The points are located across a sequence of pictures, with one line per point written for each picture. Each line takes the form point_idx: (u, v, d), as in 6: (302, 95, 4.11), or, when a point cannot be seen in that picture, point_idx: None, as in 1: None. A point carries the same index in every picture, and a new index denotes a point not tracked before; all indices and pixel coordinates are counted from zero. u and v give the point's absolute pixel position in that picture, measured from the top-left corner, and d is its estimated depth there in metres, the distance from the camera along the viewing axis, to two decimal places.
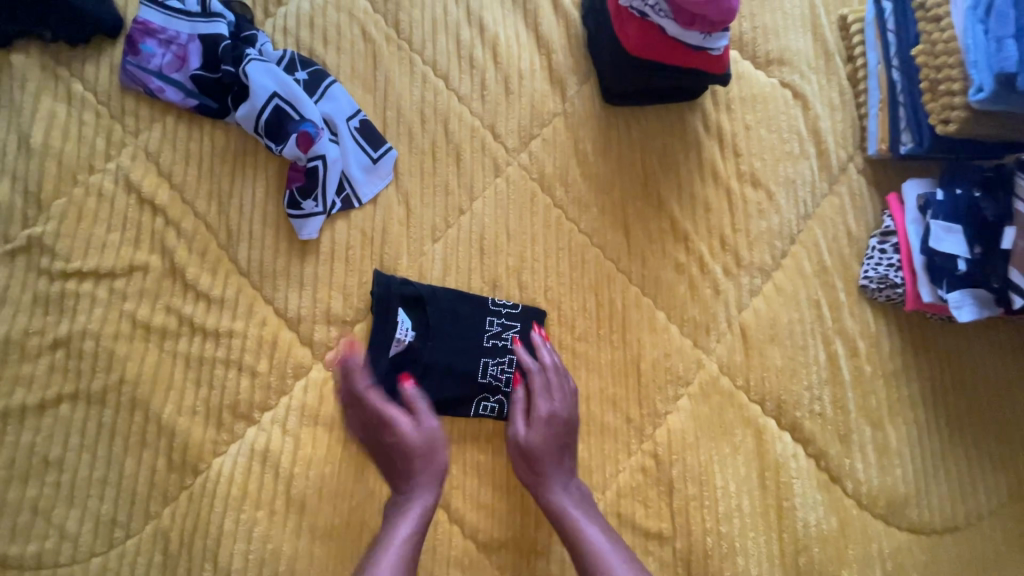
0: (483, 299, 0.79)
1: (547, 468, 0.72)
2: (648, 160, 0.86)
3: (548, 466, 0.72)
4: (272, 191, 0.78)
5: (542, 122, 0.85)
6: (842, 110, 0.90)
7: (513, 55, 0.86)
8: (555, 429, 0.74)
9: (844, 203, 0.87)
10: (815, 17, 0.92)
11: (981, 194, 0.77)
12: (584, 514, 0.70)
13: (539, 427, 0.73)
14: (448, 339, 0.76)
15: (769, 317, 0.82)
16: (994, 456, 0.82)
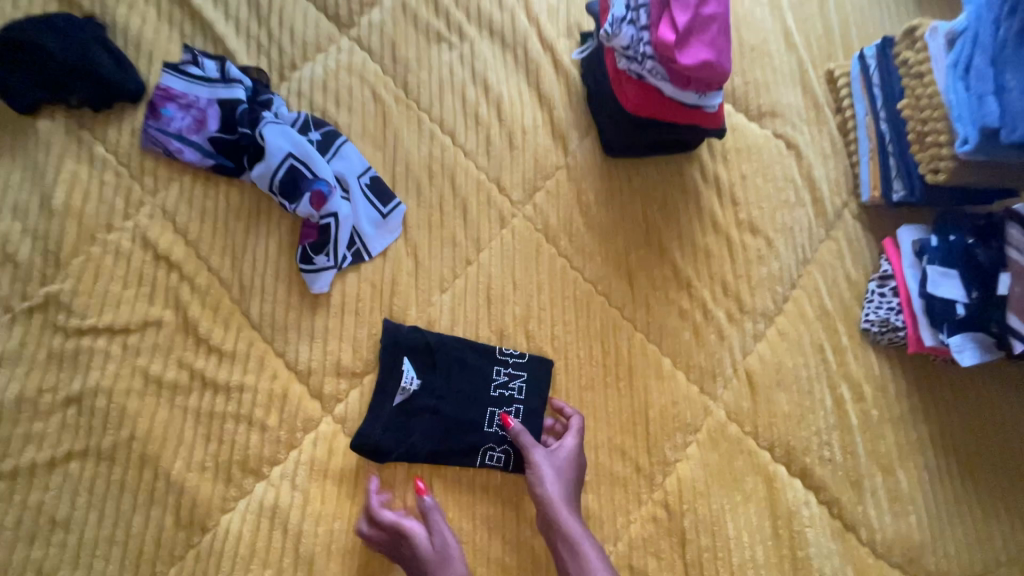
0: (492, 349, 0.80)
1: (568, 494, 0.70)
2: (649, 209, 0.89)
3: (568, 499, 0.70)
4: (284, 246, 0.81)
5: (545, 175, 0.88)
6: (834, 158, 0.93)
7: (516, 113, 0.90)
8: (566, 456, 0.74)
9: (841, 248, 0.89)
10: (804, 71, 0.96)
11: (974, 241, 0.77)
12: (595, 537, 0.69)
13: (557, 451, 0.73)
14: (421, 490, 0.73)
15: (774, 362, 0.83)
16: (1010, 501, 0.81)
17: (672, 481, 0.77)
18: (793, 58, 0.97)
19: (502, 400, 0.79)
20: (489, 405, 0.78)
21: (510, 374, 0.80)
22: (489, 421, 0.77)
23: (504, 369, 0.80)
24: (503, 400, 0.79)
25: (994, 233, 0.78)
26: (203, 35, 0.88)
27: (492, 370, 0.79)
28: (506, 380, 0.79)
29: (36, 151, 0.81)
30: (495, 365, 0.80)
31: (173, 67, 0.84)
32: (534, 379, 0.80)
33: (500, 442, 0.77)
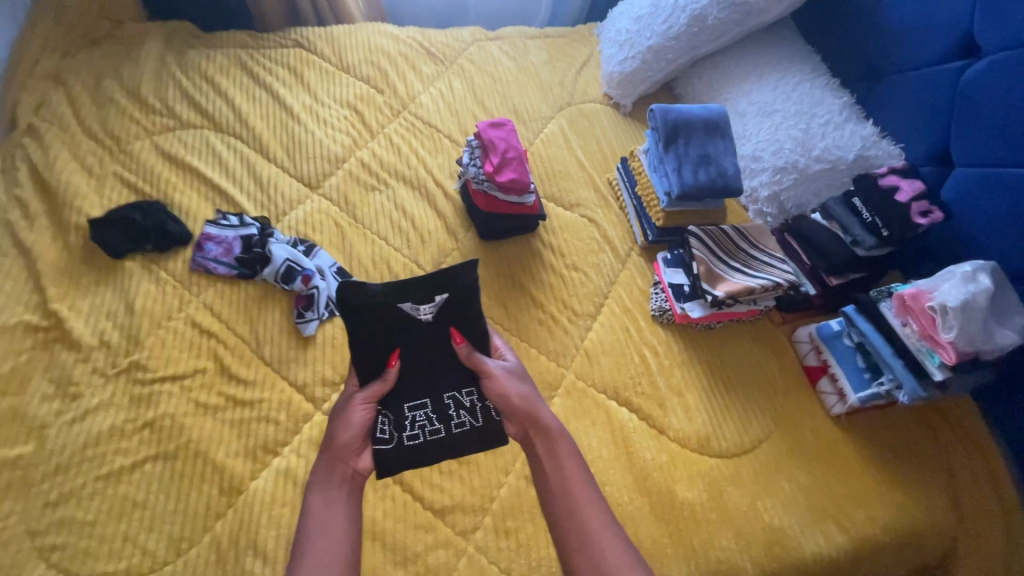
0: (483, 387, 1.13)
1: (534, 409, 1.06)
2: (512, 265, 1.45)
3: (538, 412, 1.05)
4: (284, 313, 1.29)
5: (445, 254, 1.45)
6: (619, 222, 1.55)
7: (424, 222, 1.50)
8: (511, 374, 1.12)
9: (631, 271, 1.47)
10: (593, 179, 1.64)
11: (683, 252, 1.39)
12: (561, 443, 1.02)
13: (502, 374, 1.11)
14: (393, 361, 1.11)
15: (599, 340, 1.34)
16: (760, 402, 1.29)
17: None
18: (586, 173, 1.65)
19: (445, 410, 1.11)
20: (434, 406, 1.11)
21: (468, 409, 1.11)
22: (416, 412, 1.10)
23: (479, 405, 1.12)
24: (443, 411, 1.11)
25: (686, 244, 1.36)
26: (229, 204, 1.45)
27: (467, 393, 1.13)
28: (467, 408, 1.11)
29: (120, 278, 1.28)
30: (479, 396, 1.13)
31: (212, 222, 1.38)
32: (477, 428, 1.10)
33: (398, 427, 1.08)
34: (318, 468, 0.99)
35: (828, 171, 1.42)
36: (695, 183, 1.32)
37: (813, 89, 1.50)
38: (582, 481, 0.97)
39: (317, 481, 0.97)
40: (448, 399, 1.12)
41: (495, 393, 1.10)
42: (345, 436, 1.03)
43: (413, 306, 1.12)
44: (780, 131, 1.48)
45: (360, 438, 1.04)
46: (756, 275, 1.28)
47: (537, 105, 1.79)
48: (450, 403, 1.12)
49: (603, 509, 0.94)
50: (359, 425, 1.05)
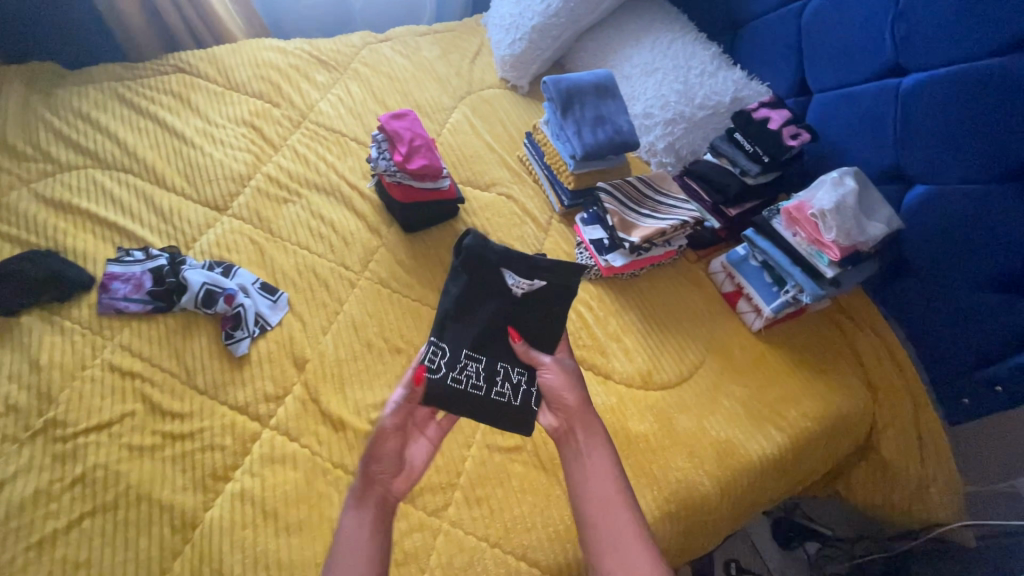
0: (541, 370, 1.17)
1: (579, 408, 1.09)
2: (440, 252, 1.48)
3: (584, 413, 1.09)
4: (212, 338, 1.24)
5: (372, 252, 1.45)
6: (536, 195, 1.62)
7: (344, 225, 1.49)
8: (567, 373, 1.15)
9: (556, 237, 1.54)
10: (505, 160, 1.70)
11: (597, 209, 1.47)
12: (596, 442, 1.04)
13: (554, 369, 1.14)
14: (417, 377, 1.08)
15: None
16: (690, 332, 1.39)
17: None
18: (496, 155, 1.71)
19: (495, 377, 1.14)
20: (489, 365, 1.15)
21: (510, 381, 1.14)
22: (470, 367, 1.13)
23: (525, 387, 1.14)
24: (492, 372, 1.14)
25: (597, 200, 1.44)
26: (131, 241, 1.38)
27: (518, 370, 1.15)
28: (513, 381, 1.14)
29: (18, 336, 1.18)
30: (528, 379, 1.15)
31: (115, 261, 1.30)
32: (513, 406, 1.11)
33: (449, 372, 1.11)
34: (354, 490, 1.00)
35: (711, 116, 1.56)
36: (596, 143, 1.40)
37: (685, 44, 1.64)
38: (613, 488, 0.99)
39: (350, 503, 0.98)
40: (500, 369, 1.15)
41: (551, 392, 1.13)
42: (376, 462, 1.02)
43: (517, 280, 1.20)
44: (663, 86, 1.60)
45: (394, 458, 1.04)
46: (665, 217, 1.37)
47: (437, 97, 1.83)
48: (501, 373, 1.15)
49: (631, 521, 0.95)
50: (390, 450, 1.04)
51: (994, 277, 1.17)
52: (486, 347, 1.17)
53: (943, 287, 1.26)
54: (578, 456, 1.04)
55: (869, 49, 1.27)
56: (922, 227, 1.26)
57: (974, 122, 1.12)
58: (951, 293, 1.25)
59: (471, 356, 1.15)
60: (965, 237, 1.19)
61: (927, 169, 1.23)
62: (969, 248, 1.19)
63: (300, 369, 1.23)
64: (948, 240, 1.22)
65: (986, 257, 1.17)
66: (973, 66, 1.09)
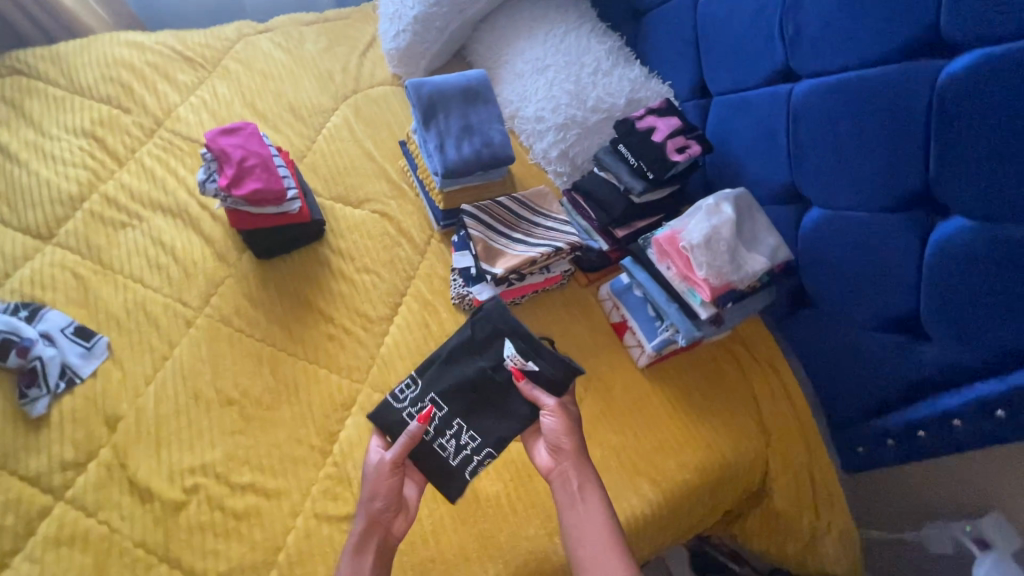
0: (494, 441, 1.03)
1: (574, 451, 0.98)
2: (296, 282, 1.32)
3: (574, 456, 0.97)
4: (9, 395, 1.09)
5: (216, 283, 1.29)
6: (415, 212, 1.45)
7: (188, 252, 1.32)
8: (568, 412, 1.02)
9: (432, 261, 1.38)
10: (385, 170, 1.52)
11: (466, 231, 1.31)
12: (587, 488, 0.94)
13: (556, 410, 1.01)
14: (422, 419, 0.99)
15: (398, 344, 1.25)
16: None
17: (334, 445, 1.12)
18: (375, 164, 1.53)
19: (446, 434, 1.03)
20: (449, 421, 1.04)
21: (451, 441, 1.03)
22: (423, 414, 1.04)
23: (468, 452, 1.03)
24: (444, 426, 1.04)
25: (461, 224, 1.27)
26: None
27: (466, 432, 1.04)
28: (457, 439, 1.04)
29: None
30: (477, 447, 1.03)
31: None
32: (448, 465, 1.02)
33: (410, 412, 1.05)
34: (359, 530, 0.93)
35: (606, 121, 1.39)
36: (460, 159, 1.23)
37: (579, 37, 1.45)
38: (604, 538, 0.89)
39: (354, 542, 0.92)
40: (455, 425, 1.04)
41: (549, 436, 1.00)
42: (382, 499, 0.95)
43: (513, 355, 1.05)
44: (554, 87, 1.42)
45: (395, 497, 0.96)
46: (537, 242, 1.22)
47: (316, 98, 1.63)
48: (454, 429, 1.04)
49: (623, 573, 0.85)
50: (393, 488, 0.95)
51: (886, 316, 1.03)
52: (453, 399, 1.06)
53: (839, 321, 1.13)
54: (572, 503, 0.93)
55: (762, 49, 1.10)
56: (819, 255, 1.11)
57: (864, 140, 0.95)
58: (847, 329, 1.12)
59: (434, 402, 1.05)
60: (858, 270, 1.05)
61: (819, 190, 1.07)
62: (862, 282, 1.05)
63: (110, 428, 1.09)
64: (841, 272, 1.08)
65: (879, 294, 1.03)
66: (862, 75, 0.92)
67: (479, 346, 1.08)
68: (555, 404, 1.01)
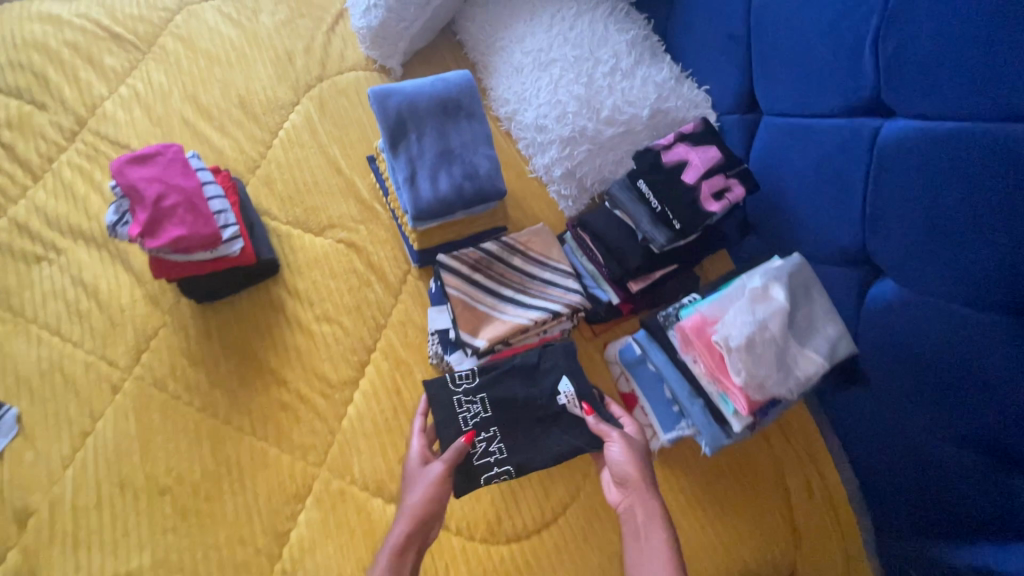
0: (520, 465, 0.90)
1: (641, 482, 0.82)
2: (244, 334, 1.11)
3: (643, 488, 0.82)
4: None
5: (148, 337, 1.08)
6: (389, 242, 1.21)
7: (114, 295, 1.10)
8: (636, 445, 0.87)
9: (408, 305, 1.16)
10: (353, 185, 1.25)
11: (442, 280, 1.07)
12: (653, 524, 0.78)
13: (620, 442, 0.86)
14: (466, 437, 0.89)
15: (361, 417, 1.05)
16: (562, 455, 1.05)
17: (283, 546, 0.97)
18: (341, 178, 1.26)
19: (482, 435, 0.91)
20: (491, 425, 0.92)
21: (485, 443, 0.91)
22: (475, 410, 0.93)
23: (490, 460, 0.90)
24: (482, 428, 0.92)
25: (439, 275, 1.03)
26: None
27: (501, 442, 0.92)
28: (485, 445, 0.91)
29: None
30: (502, 462, 0.91)
31: None
32: (468, 465, 0.89)
33: (463, 401, 0.93)
34: (405, 534, 0.78)
35: (623, 136, 1.11)
36: (437, 197, 0.96)
37: (594, 24, 1.14)
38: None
39: (398, 538, 0.78)
40: (491, 430, 0.92)
41: (613, 468, 0.86)
42: (432, 504, 0.81)
43: (570, 394, 0.94)
44: (560, 88, 1.13)
45: (437, 502, 0.83)
46: (530, 306, 1.00)
47: (272, 89, 1.34)
48: (489, 434, 0.92)
49: None
50: (434, 493, 0.83)
51: (965, 439, 0.80)
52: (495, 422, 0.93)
53: (900, 424, 0.90)
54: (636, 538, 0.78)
55: (841, 66, 0.80)
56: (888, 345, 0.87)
57: (978, 218, 0.69)
58: (907, 435, 0.90)
59: (481, 402, 0.93)
60: (937, 374, 0.82)
61: (903, 262, 0.81)
62: (937, 388, 0.82)
63: (23, 525, 0.94)
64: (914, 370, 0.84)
65: (958, 410, 0.80)
66: (991, 131, 0.64)
67: (538, 370, 0.96)
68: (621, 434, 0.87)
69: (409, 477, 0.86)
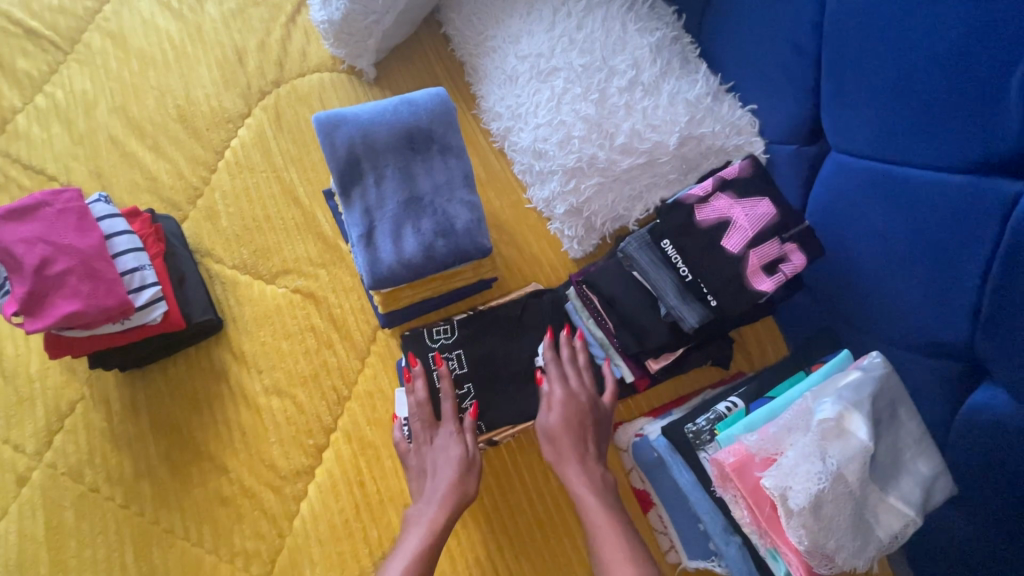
0: (491, 420, 0.82)
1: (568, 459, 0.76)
2: (178, 409, 0.92)
3: (569, 462, 0.76)
4: None
5: (61, 414, 0.89)
6: (355, 290, 0.99)
7: (20, 361, 0.91)
8: (571, 410, 0.78)
9: (376, 372, 0.95)
10: (312, 220, 1.03)
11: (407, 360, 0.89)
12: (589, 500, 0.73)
13: (555, 411, 0.78)
14: (473, 411, 0.80)
15: (318, 517, 0.87)
16: (560, 559, 0.86)
17: None
18: (298, 211, 1.04)
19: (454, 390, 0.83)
20: (465, 382, 0.83)
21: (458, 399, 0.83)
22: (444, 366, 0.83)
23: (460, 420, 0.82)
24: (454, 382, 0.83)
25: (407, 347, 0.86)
26: None
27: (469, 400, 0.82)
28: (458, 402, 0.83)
29: None
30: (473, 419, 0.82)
31: None
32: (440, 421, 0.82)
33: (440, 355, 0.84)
34: (443, 522, 0.72)
35: (642, 168, 0.88)
36: (401, 261, 0.75)
37: (608, 23, 0.89)
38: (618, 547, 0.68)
39: (437, 517, 0.73)
40: (465, 386, 0.83)
41: (548, 430, 0.78)
42: (468, 482, 0.76)
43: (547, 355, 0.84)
44: (564, 105, 0.89)
45: (467, 470, 0.76)
46: (509, 397, 0.83)
47: (216, 97, 1.10)
48: (461, 390, 0.83)
49: None
50: (462, 465, 0.76)
51: None
52: (487, 398, 0.83)
53: None
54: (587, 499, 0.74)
55: (969, 102, 0.55)
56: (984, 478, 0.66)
57: None
58: None
59: (459, 358, 0.84)
60: None
61: None
62: None
63: None
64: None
65: None
66: None
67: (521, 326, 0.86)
68: (563, 397, 0.79)
69: (433, 452, 0.78)
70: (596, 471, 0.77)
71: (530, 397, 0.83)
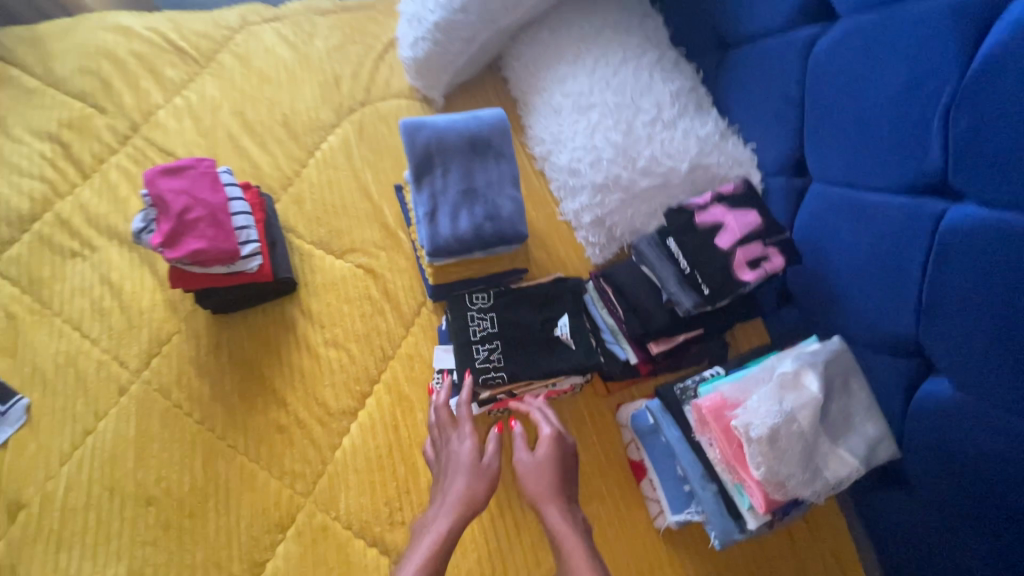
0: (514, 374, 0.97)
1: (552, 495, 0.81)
2: (252, 349, 1.10)
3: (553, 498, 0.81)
4: None
5: (160, 342, 1.09)
6: (408, 271, 1.18)
7: (136, 296, 1.11)
8: (562, 450, 0.86)
9: (418, 338, 1.12)
10: (380, 212, 1.24)
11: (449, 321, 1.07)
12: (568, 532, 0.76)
13: (546, 445, 0.86)
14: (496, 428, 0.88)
15: (356, 450, 1.02)
16: None
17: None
18: (368, 204, 1.25)
19: (484, 344, 0.99)
20: (494, 338, 0.99)
21: (487, 350, 0.98)
22: (478, 324, 1.00)
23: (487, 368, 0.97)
24: (485, 337, 0.99)
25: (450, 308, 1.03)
26: None
27: (496, 354, 0.98)
28: (486, 353, 0.98)
29: None
30: (499, 368, 0.97)
31: None
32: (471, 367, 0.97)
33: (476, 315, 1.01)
34: (453, 523, 0.77)
35: (658, 187, 1.07)
36: (455, 236, 0.94)
37: (639, 72, 1.11)
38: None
39: (449, 525, 0.77)
40: (494, 342, 0.99)
41: (530, 466, 0.85)
42: (477, 493, 0.81)
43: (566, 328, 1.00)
44: (597, 133, 1.09)
45: (477, 479, 0.82)
46: (529, 357, 0.98)
47: (315, 110, 1.36)
48: (490, 345, 0.99)
49: None
50: (477, 476, 0.82)
51: None
52: (512, 357, 0.98)
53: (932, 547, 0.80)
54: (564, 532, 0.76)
55: (907, 139, 0.72)
56: (927, 455, 0.78)
57: None
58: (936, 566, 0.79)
59: (492, 319, 1.01)
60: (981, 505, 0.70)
61: (962, 367, 0.71)
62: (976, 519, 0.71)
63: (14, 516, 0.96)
64: (961, 489, 0.73)
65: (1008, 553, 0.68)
66: None
67: (546, 301, 1.03)
68: (551, 434, 0.87)
69: (455, 465, 0.85)
70: (575, 514, 0.80)
71: (547, 360, 0.98)
